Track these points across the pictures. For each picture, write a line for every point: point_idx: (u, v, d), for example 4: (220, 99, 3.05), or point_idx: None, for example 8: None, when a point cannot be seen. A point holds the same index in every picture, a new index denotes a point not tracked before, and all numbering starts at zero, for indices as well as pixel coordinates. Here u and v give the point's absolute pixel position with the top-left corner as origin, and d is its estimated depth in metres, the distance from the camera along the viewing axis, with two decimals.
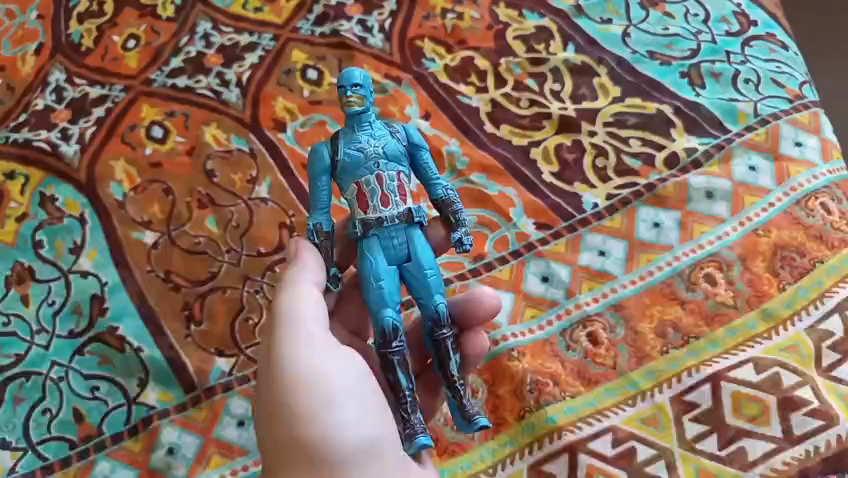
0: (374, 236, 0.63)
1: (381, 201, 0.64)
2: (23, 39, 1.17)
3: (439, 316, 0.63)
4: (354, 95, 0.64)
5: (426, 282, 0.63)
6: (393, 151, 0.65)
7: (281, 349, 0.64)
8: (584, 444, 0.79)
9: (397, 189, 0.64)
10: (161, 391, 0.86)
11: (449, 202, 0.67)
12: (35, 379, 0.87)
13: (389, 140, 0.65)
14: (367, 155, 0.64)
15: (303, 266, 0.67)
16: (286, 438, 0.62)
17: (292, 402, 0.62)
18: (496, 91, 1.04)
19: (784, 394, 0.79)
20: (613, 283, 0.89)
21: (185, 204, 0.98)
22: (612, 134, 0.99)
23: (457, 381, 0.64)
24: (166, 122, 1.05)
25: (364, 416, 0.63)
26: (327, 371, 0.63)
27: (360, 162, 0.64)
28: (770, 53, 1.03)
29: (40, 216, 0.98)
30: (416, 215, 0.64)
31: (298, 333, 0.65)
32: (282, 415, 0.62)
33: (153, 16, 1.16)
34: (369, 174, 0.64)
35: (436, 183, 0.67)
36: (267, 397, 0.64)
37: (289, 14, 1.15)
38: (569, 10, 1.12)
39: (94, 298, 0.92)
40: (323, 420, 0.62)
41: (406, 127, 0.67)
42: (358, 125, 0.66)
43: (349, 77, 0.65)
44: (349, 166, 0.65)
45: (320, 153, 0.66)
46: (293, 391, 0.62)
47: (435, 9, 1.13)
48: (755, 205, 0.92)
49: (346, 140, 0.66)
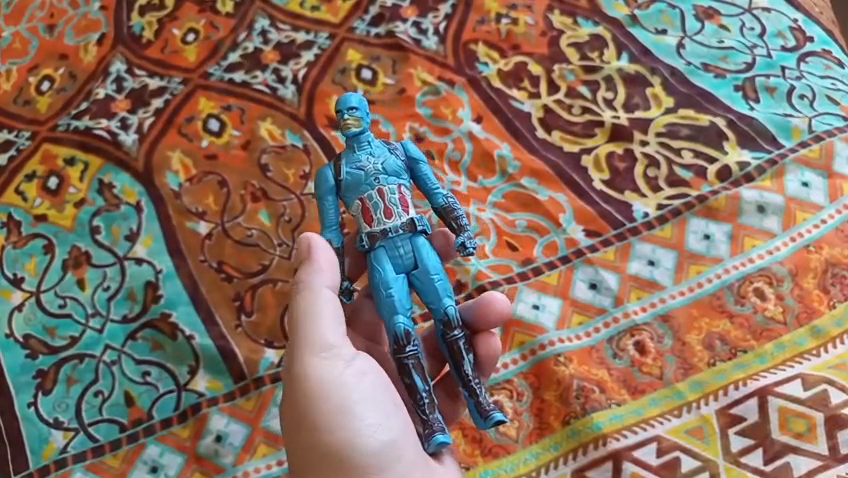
0: (381, 246, 0.64)
1: (383, 213, 0.64)
2: (85, 29, 1.20)
3: (449, 318, 0.63)
4: (350, 117, 0.66)
5: (434, 287, 0.63)
6: (393, 167, 0.66)
7: (302, 358, 0.64)
8: (629, 452, 0.79)
9: (399, 201, 0.65)
10: (210, 379, 0.88)
11: (451, 209, 0.67)
12: (88, 361, 0.90)
13: (388, 157, 0.66)
14: (367, 173, 0.65)
15: (321, 267, 0.65)
16: (313, 446, 0.63)
17: (316, 410, 0.63)
18: (549, 98, 1.05)
19: (832, 411, 0.79)
20: (661, 293, 0.89)
21: (239, 196, 1.00)
22: (664, 145, 0.99)
23: (472, 380, 0.64)
24: (223, 115, 1.08)
25: (385, 420, 0.63)
26: (346, 378, 0.64)
27: (362, 179, 0.65)
28: (826, 70, 1.03)
29: (98, 203, 1.01)
30: (419, 224, 0.64)
31: (315, 343, 0.65)
32: (307, 425, 0.63)
33: (213, 11, 1.19)
34: (371, 189, 0.65)
35: (438, 193, 0.67)
36: (292, 406, 0.65)
37: (346, 14, 1.17)
38: (624, 19, 1.11)
39: (148, 285, 0.94)
40: (345, 428, 0.63)
41: (404, 144, 0.69)
42: (358, 145, 0.67)
43: (345, 100, 0.66)
44: (352, 183, 0.66)
45: (324, 175, 0.67)
46: (316, 400, 0.63)
47: (489, 14, 1.14)
48: (807, 221, 0.91)
49: (347, 160, 0.67)
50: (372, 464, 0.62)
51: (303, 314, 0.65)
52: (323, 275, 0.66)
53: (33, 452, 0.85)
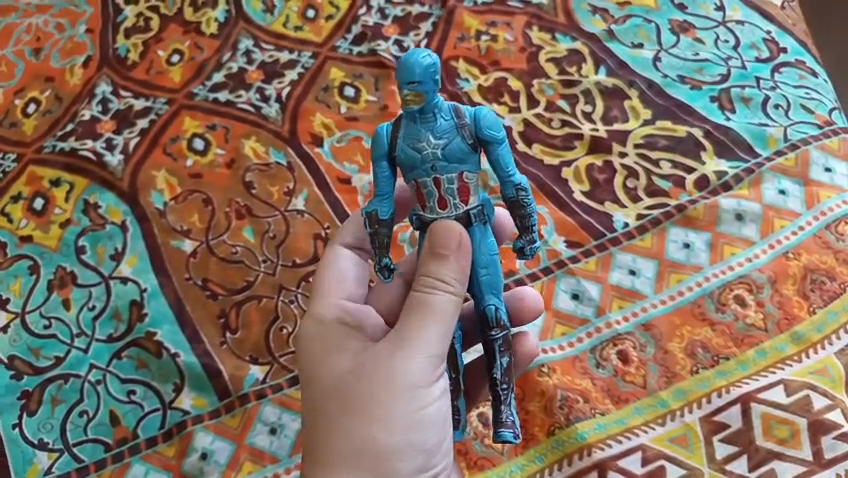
0: None
1: (438, 203, 0.59)
2: (72, 52, 1.21)
3: (465, 317, 0.63)
4: (410, 94, 0.56)
5: (480, 280, 0.61)
6: (456, 153, 0.58)
7: (404, 346, 0.59)
8: (614, 462, 0.79)
9: (457, 191, 0.59)
10: (195, 396, 0.88)
11: (517, 205, 0.59)
12: (73, 381, 0.90)
13: (452, 138, 0.58)
14: (424, 157, 0.58)
15: (458, 271, 0.59)
16: (361, 434, 0.59)
17: (393, 405, 0.59)
18: (529, 111, 1.06)
19: (814, 417, 0.80)
20: (642, 302, 0.90)
21: (224, 214, 1.01)
22: (642, 156, 1.00)
23: (499, 385, 0.60)
24: (207, 134, 1.08)
25: (440, 444, 0.61)
26: (436, 392, 0.60)
27: (418, 162, 0.58)
28: (799, 80, 1.05)
29: (83, 223, 1.01)
30: (474, 219, 0.60)
31: (429, 342, 0.59)
32: (372, 411, 0.59)
33: (197, 32, 1.20)
34: (426, 176, 0.58)
35: (509, 180, 0.59)
36: (364, 377, 0.60)
37: (329, 33, 1.18)
38: (601, 34, 1.13)
39: (133, 304, 0.94)
40: (409, 437, 0.59)
41: (476, 112, 0.58)
42: (423, 115, 0.58)
43: (409, 70, 0.55)
44: (407, 163, 0.59)
45: (379, 137, 0.59)
46: (398, 395, 0.59)
47: (469, 30, 1.16)
48: (785, 228, 0.93)
49: (407, 130, 0.59)
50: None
51: (422, 305, 0.60)
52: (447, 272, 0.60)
53: (18, 474, 0.85)
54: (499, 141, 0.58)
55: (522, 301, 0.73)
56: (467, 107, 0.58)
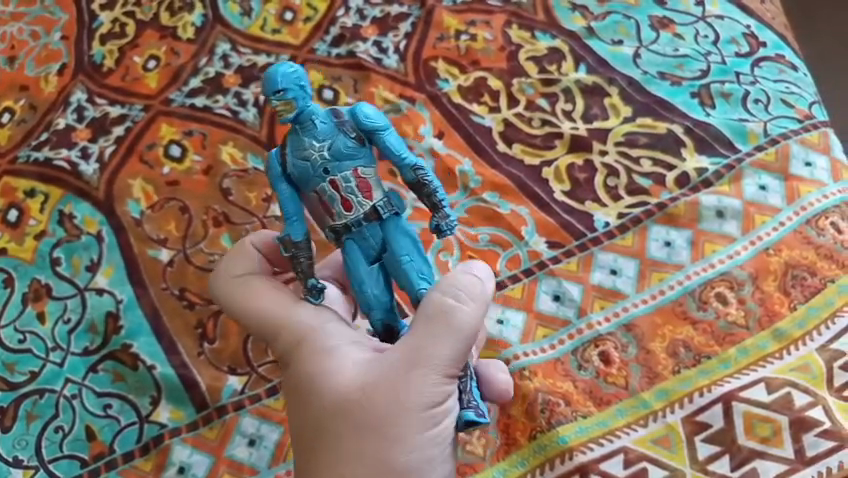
0: (349, 241, 0.61)
1: (343, 206, 0.60)
2: (46, 60, 1.19)
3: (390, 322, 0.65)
4: (278, 103, 0.58)
5: (405, 269, 0.61)
6: (342, 150, 0.59)
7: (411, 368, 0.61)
8: (596, 465, 0.79)
9: (357, 188, 0.59)
10: (173, 409, 0.87)
11: (423, 185, 0.60)
12: (48, 396, 0.89)
13: (336, 138, 0.59)
14: (313, 163, 0.59)
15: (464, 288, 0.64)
16: (384, 457, 0.61)
17: (402, 423, 0.61)
18: (509, 111, 1.05)
19: (796, 414, 0.80)
20: (624, 302, 0.89)
21: (201, 221, 1.00)
22: (622, 154, 0.99)
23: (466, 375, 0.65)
24: (184, 141, 1.07)
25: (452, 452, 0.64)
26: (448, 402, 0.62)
27: (309, 171, 0.60)
28: (780, 74, 1.04)
29: (59, 234, 1.00)
30: (382, 211, 0.60)
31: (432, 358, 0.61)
32: (391, 433, 0.61)
33: (173, 37, 1.18)
34: (322, 181, 0.60)
35: (404, 164, 0.61)
36: (380, 403, 0.61)
37: (307, 35, 1.17)
38: (581, 31, 1.12)
39: (109, 316, 0.93)
40: (429, 453, 0.61)
41: (355, 108, 0.60)
42: (302, 125, 0.60)
43: (271, 82, 0.58)
44: (301, 175, 0.60)
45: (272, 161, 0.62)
46: (413, 412, 0.61)
47: (448, 30, 1.14)
48: (766, 224, 0.92)
49: (292, 144, 0.60)
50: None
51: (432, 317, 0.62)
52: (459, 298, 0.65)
53: None
54: (383, 128, 0.60)
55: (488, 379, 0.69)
56: (345, 107, 0.61)
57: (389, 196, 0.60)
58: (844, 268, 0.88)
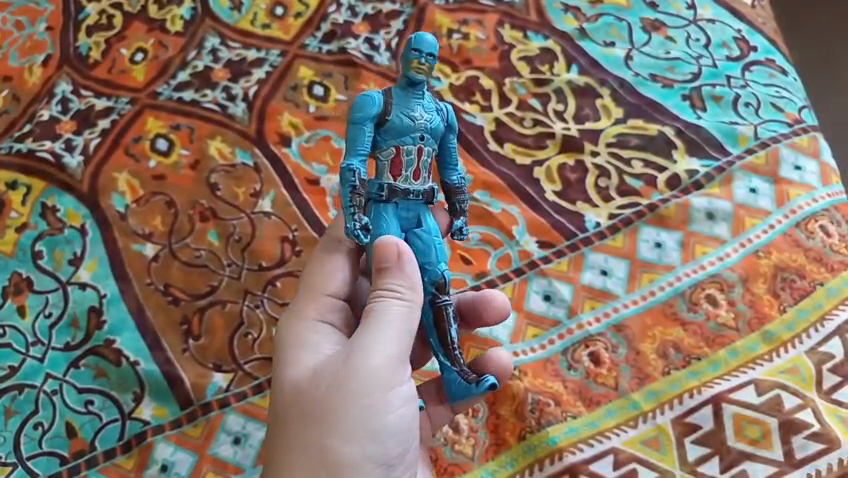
0: (396, 203, 0.63)
1: (412, 173, 0.63)
2: (31, 50, 1.17)
3: (443, 281, 0.64)
4: (425, 62, 0.62)
5: (435, 248, 0.64)
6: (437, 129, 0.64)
7: (358, 355, 0.61)
8: (585, 466, 0.78)
9: (429, 165, 0.64)
10: (156, 406, 0.86)
11: (456, 191, 0.68)
12: (28, 391, 0.87)
13: (436, 116, 0.64)
14: (416, 126, 0.63)
15: (404, 278, 0.61)
16: (318, 447, 0.60)
17: (346, 411, 0.60)
18: (501, 110, 1.05)
19: (785, 416, 0.80)
20: (614, 303, 0.89)
21: (187, 216, 0.98)
22: (614, 155, 0.99)
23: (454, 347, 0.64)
24: (171, 134, 1.06)
25: (399, 455, 0.63)
26: (396, 393, 0.62)
27: (408, 130, 0.63)
28: (770, 78, 1.05)
29: (41, 227, 0.98)
30: (435, 195, 0.65)
31: (379, 343, 0.61)
32: (330, 423, 0.60)
33: (162, 30, 1.17)
34: (411, 144, 0.63)
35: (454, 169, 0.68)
36: (320, 391, 0.61)
37: (297, 30, 1.15)
38: (573, 33, 1.12)
39: (92, 311, 0.91)
40: (368, 451, 0.60)
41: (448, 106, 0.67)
42: (413, 90, 0.64)
43: (426, 45, 0.62)
44: (397, 128, 0.63)
45: (372, 102, 0.62)
46: (356, 399, 0.60)
47: (440, 28, 1.14)
48: (756, 227, 0.92)
49: (398, 101, 0.63)
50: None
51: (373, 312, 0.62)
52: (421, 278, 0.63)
53: None
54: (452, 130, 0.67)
55: (488, 303, 0.74)
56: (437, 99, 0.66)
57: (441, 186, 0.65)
58: (832, 271, 0.88)
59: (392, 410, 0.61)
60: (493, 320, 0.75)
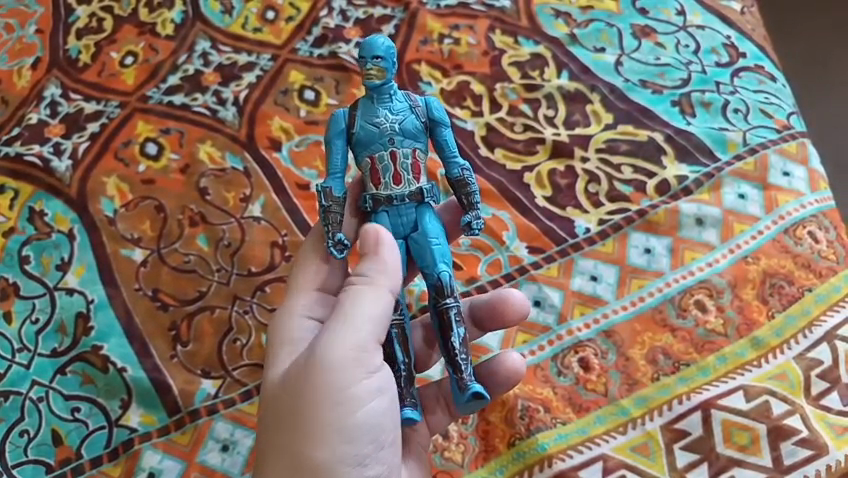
0: (384, 211, 0.64)
1: (393, 179, 0.63)
2: (20, 53, 1.16)
3: (442, 284, 0.63)
4: (373, 67, 0.62)
5: (432, 250, 0.63)
6: (410, 129, 0.64)
7: (321, 356, 0.61)
8: (575, 472, 0.78)
9: (411, 167, 0.64)
10: (143, 413, 0.85)
11: (462, 184, 0.65)
12: (14, 398, 0.86)
13: (407, 116, 0.64)
14: (382, 131, 0.63)
15: (378, 265, 0.62)
16: (292, 449, 0.61)
17: (314, 413, 0.60)
18: (491, 116, 1.05)
19: (774, 422, 0.80)
20: (603, 308, 0.89)
21: (176, 221, 0.98)
22: (604, 161, 0.99)
23: (457, 352, 0.62)
24: (160, 139, 1.05)
25: (376, 452, 0.62)
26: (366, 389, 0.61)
27: (375, 137, 0.64)
28: (759, 85, 1.05)
29: (29, 231, 0.97)
30: (427, 195, 0.64)
31: (343, 344, 0.60)
32: (301, 425, 0.61)
33: (152, 33, 1.16)
34: (383, 150, 0.64)
35: (453, 162, 0.66)
36: (292, 390, 0.62)
37: (289, 35, 1.15)
38: (564, 38, 1.12)
39: (79, 316, 0.91)
40: (340, 451, 0.60)
41: (428, 101, 0.66)
42: (379, 96, 0.64)
43: (371, 48, 0.62)
44: (364, 139, 0.64)
45: (337, 119, 0.65)
46: (323, 400, 0.60)
47: (432, 33, 1.14)
48: (744, 233, 0.93)
49: (364, 111, 0.65)
50: None
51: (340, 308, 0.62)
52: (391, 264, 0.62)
53: None
54: (443, 125, 0.65)
55: (505, 303, 0.76)
56: (417, 96, 0.66)
57: (433, 183, 0.65)
58: (821, 277, 0.89)
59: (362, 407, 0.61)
60: (510, 320, 0.76)
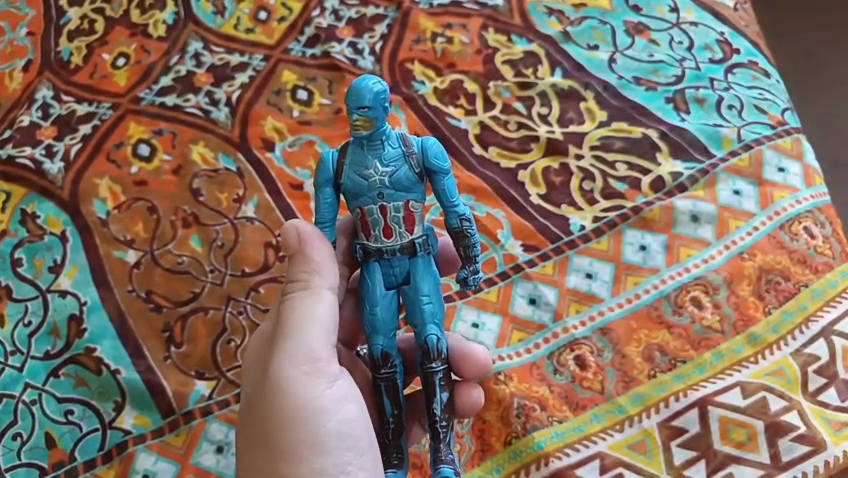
0: (375, 262, 0.63)
1: (383, 232, 0.61)
2: (11, 55, 1.16)
3: (430, 348, 0.62)
4: (359, 119, 0.59)
5: (422, 310, 0.62)
6: (402, 181, 0.60)
7: (274, 373, 0.62)
8: (572, 471, 0.78)
9: (403, 219, 0.61)
10: (138, 415, 0.85)
11: (460, 235, 0.62)
12: (7, 401, 0.86)
13: (400, 166, 0.60)
14: (371, 184, 0.61)
15: (306, 262, 0.64)
16: (272, 472, 0.61)
17: (280, 430, 0.61)
18: (485, 114, 1.05)
19: (771, 419, 0.80)
20: (599, 306, 0.89)
21: (169, 222, 0.97)
22: (598, 158, 0.99)
23: (439, 421, 0.63)
24: (153, 140, 1.05)
25: (358, 460, 0.61)
26: (324, 394, 0.62)
27: (365, 189, 0.61)
28: (753, 81, 1.05)
29: (21, 234, 0.97)
30: (419, 247, 0.62)
31: (292, 353, 0.62)
32: (274, 446, 0.61)
33: (144, 34, 1.16)
34: (373, 204, 0.61)
35: (453, 211, 0.62)
36: (257, 415, 0.63)
37: (281, 35, 1.15)
38: (557, 36, 1.12)
39: (72, 319, 0.90)
40: (317, 463, 0.60)
41: (427, 144, 0.61)
42: (371, 141, 0.61)
43: (358, 97, 0.58)
44: (353, 190, 0.61)
45: (326, 164, 0.62)
46: (287, 415, 0.61)
47: (425, 32, 1.13)
48: (740, 229, 0.92)
49: (355, 157, 0.61)
50: None
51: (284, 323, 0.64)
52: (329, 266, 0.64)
53: None
54: (443, 172, 0.61)
55: (464, 358, 0.68)
56: (415, 137, 0.61)
57: (428, 234, 0.62)
58: (817, 273, 0.88)
59: (327, 414, 0.61)
60: (468, 374, 0.69)
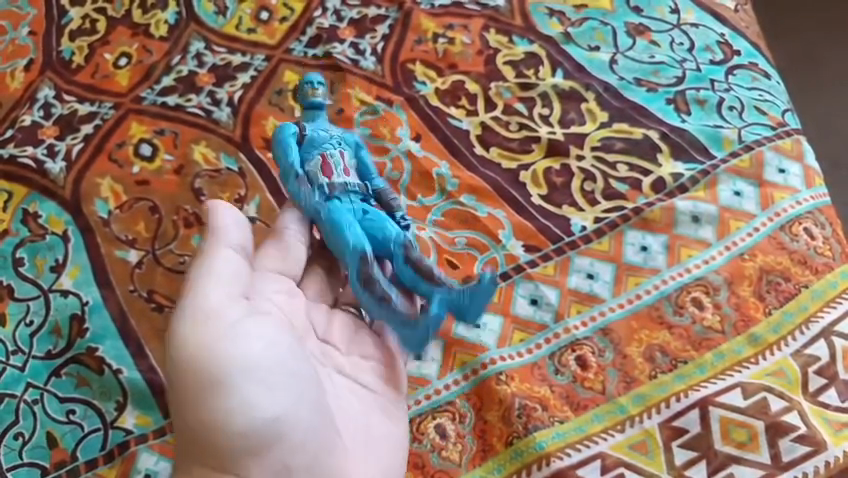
0: (340, 192, 0.77)
1: (343, 171, 0.78)
2: (13, 55, 1.16)
3: (409, 241, 0.75)
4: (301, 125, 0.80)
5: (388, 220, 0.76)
6: (351, 140, 0.81)
7: (176, 330, 0.66)
8: (573, 470, 0.78)
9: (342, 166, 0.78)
10: (139, 415, 0.85)
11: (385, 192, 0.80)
12: (8, 401, 0.86)
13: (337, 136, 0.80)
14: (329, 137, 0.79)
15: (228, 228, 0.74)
16: (188, 422, 0.65)
17: (183, 380, 0.65)
18: (486, 115, 1.05)
19: (772, 419, 0.80)
20: (600, 307, 0.89)
21: (171, 222, 0.97)
22: (599, 159, 0.99)
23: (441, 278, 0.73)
24: (155, 140, 1.05)
25: (267, 394, 0.65)
26: (228, 341, 0.66)
27: (325, 139, 0.79)
28: (753, 82, 1.05)
29: (22, 234, 0.97)
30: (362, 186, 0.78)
31: (191, 310, 0.67)
32: (186, 398, 0.65)
33: (146, 35, 1.16)
34: (333, 149, 0.79)
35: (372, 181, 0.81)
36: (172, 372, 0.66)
37: (283, 35, 1.15)
38: (558, 37, 1.12)
39: (74, 318, 0.90)
40: (228, 404, 0.64)
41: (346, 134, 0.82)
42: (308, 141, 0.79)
43: (284, 132, 0.79)
44: (316, 139, 0.79)
45: (287, 129, 0.80)
46: (188, 366, 0.65)
47: (426, 33, 1.14)
48: (740, 230, 0.93)
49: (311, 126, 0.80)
50: (238, 435, 0.64)
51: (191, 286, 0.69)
52: (235, 222, 0.75)
53: None
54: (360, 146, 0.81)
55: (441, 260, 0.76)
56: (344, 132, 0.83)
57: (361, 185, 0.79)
58: (817, 274, 0.89)
59: (229, 344, 0.66)
60: None
